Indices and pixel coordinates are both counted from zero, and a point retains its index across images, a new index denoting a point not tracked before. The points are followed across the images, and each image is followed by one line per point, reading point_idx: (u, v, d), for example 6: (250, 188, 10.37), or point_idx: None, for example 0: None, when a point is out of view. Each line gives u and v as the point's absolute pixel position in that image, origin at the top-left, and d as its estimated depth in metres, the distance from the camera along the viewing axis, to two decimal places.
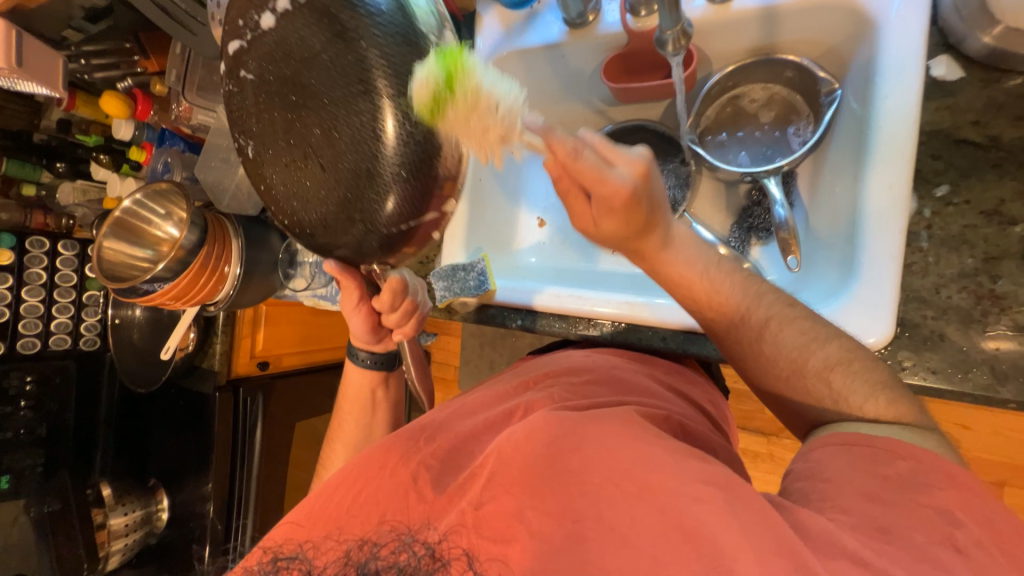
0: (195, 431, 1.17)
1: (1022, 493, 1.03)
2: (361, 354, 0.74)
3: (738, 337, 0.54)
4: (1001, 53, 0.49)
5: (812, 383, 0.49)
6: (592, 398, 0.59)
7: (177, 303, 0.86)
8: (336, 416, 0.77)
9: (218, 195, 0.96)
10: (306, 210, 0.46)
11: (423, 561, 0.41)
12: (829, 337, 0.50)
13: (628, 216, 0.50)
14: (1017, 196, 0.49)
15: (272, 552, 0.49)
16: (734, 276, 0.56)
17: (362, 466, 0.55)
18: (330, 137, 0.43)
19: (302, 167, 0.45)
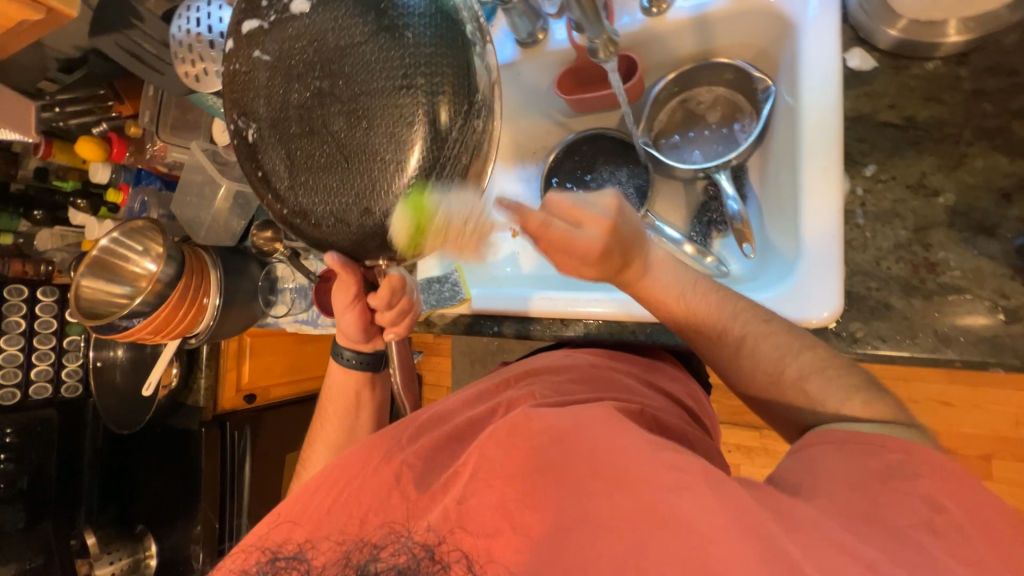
0: (183, 471, 1.15)
1: (1013, 467, 1.02)
2: (346, 353, 0.74)
3: (719, 349, 0.56)
4: (907, 43, 0.54)
5: (790, 392, 0.50)
6: (572, 394, 0.60)
7: (157, 336, 0.86)
8: (318, 412, 0.77)
9: (194, 228, 0.97)
10: (322, 200, 0.46)
11: (423, 563, 0.39)
12: (802, 345, 0.52)
13: (604, 263, 0.54)
14: (937, 169, 0.53)
15: (256, 552, 0.49)
16: (711, 293, 0.57)
17: (345, 464, 0.55)
18: (352, 126, 0.44)
19: (322, 156, 0.45)
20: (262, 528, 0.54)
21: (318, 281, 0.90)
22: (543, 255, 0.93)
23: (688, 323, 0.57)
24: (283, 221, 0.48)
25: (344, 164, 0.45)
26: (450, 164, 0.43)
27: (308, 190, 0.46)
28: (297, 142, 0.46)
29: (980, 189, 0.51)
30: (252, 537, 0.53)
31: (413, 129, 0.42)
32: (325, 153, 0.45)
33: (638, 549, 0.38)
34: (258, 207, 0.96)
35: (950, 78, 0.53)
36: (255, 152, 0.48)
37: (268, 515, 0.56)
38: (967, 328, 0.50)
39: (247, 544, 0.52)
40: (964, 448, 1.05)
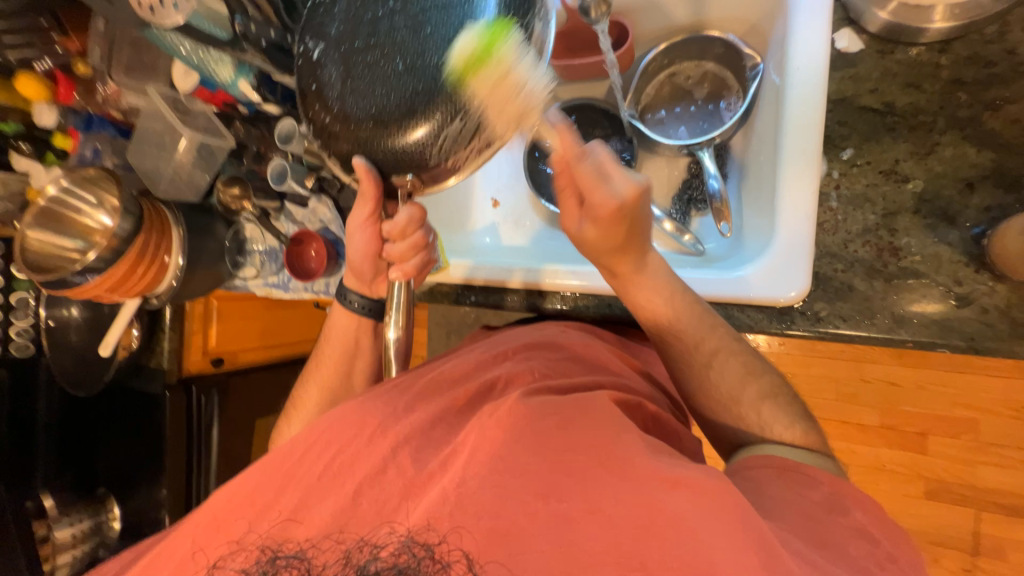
0: (147, 435, 1.12)
1: (945, 441, 1.11)
2: (351, 298, 0.72)
3: (690, 362, 0.59)
4: (895, 26, 0.53)
5: (745, 411, 0.56)
6: (568, 374, 0.62)
7: (114, 294, 0.82)
8: (317, 351, 0.76)
9: (154, 180, 0.90)
10: (368, 106, 0.43)
11: (424, 564, 0.43)
12: (759, 372, 0.58)
13: (610, 227, 0.56)
14: (910, 155, 0.54)
15: (256, 552, 0.48)
16: (696, 306, 0.60)
17: (338, 426, 0.54)
18: (415, 36, 0.42)
19: (376, 61, 0.43)
20: (245, 482, 0.53)
21: (289, 243, 0.88)
22: (523, 228, 0.92)
23: (671, 329, 0.60)
24: (323, 132, 0.45)
25: (399, 68, 0.42)
26: (496, 78, 0.41)
27: (357, 97, 0.43)
28: (354, 48, 0.44)
29: (946, 178, 0.53)
30: (238, 486, 0.53)
31: (474, 41, 0.41)
32: (380, 61, 0.43)
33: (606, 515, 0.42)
34: (223, 161, 0.90)
35: (930, 66, 0.54)
36: (306, 71, 0.46)
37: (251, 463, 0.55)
38: (920, 311, 0.53)
39: (244, 540, 0.50)
40: (905, 425, 1.12)
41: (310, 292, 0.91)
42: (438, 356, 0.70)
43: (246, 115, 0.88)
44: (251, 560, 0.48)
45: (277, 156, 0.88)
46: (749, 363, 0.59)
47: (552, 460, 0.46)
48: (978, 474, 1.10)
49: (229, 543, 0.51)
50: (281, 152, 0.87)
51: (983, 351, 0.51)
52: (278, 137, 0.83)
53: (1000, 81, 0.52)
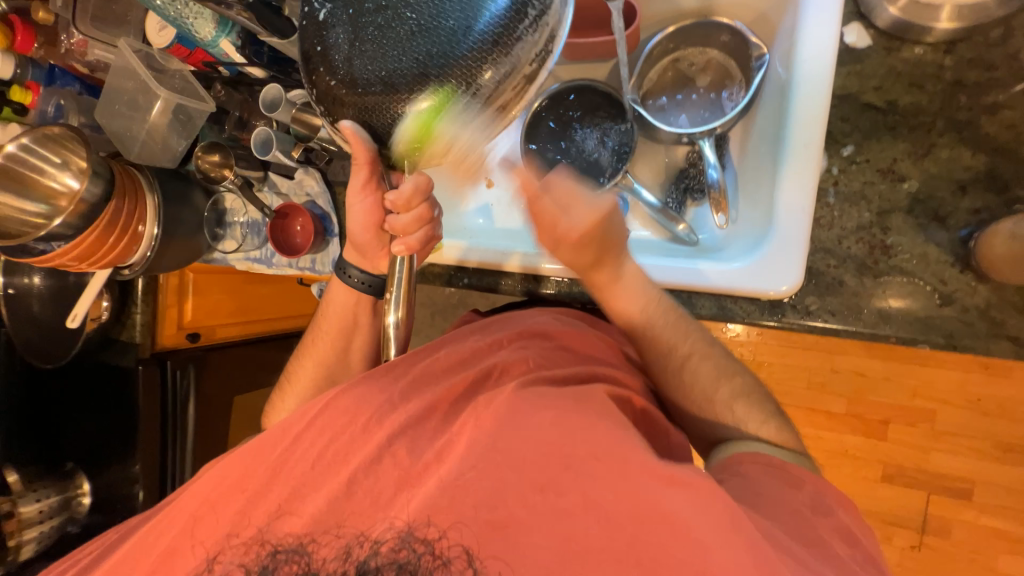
0: (118, 410, 1.07)
1: (906, 430, 1.16)
2: (351, 273, 0.69)
3: (666, 367, 0.61)
4: (903, 23, 0.54)
5: (720, 411, 0.59)
6: (559, 364, 0.62)
7: (82, 264, 0.77)
8: (313, 329, 0.75)
9: (126, 144, 0.84)
10: (376, 72, 0.40)
11: (423, 559, 0.47)
12: (731, 375, 0.61)
13: (579, 252, 0.57)
14: (907, 155, 0.55)
15: (257, 545, 0.52)
16: (672, 315, 0.61)
17: (333, 416, 0.57)
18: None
19: (387, 24, 0.40)
20: (239, 466, 0.56)
21: (273, 216, 0.84)
22: (519, 208, 0.90)
23: (645, 333, 0.61)
24: (328, 100, 0.43)
25: (412, 32, 0.39)
26: (511, 59, 0.40)
27: (365, 62, 0.40)
28: (364, 8, 0.41)
29: (941, 179, 0.54)
30: (231, 470, 0.56)
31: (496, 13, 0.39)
32: (392, 24, 0.40)
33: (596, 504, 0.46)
34: (202, 126, 0.85)
35: (934, 66, 0.54)
36: (309, 33, 0.43)
37: (244, 445, 0.58)
38: (904, 308, 0.54)
39: (245, 533, 0.53)
40: (871, 414, 1.18)
41: (294, 268, 0.88)
42: (435, 339, 0.70)
43: (226, 76, 0.83)
44: (251, 552, 0.52)
45: (261, 124, 0.83)
46: (721, 365, 0.62)
47: (548, 452, 0.49)
48: (934, 461, 1.16)
49: (231, 535, 0.53)
50: (265, 121, 0.83)
51: (962, 348, 0.53)
52: (261, 104, 0.77)
53: (999, 85, 0.53)
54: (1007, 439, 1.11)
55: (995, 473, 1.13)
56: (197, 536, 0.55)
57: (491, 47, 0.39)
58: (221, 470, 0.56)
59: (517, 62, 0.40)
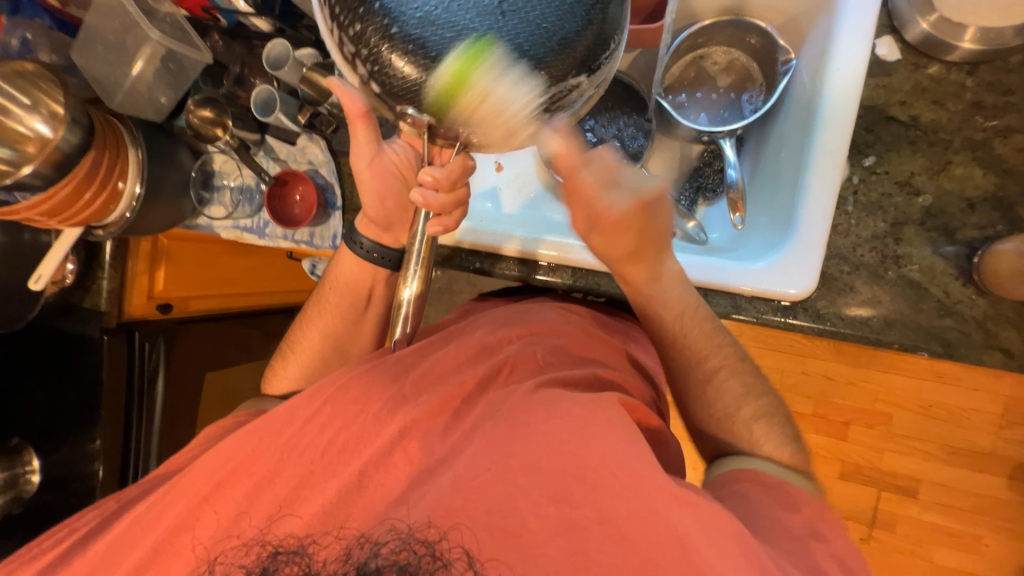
0: (75, 383, 0.98)
1: (865, 431, 1.24)
2: (361, 241, 0.67)
3: (692, 374, 0.63)
4: (932, 40, 0.55)
5: (738, 427, 0.59)
6: (569, 366, 0.62)
7: (50, 220, 0.69)
8: (319, 298, 0.72)
9: (107, 91, 0.76)
10: (448, 42, 0.36)
11: (423, 560, 0.43)
12: (755, 394, 0.61)
13: (617, 237, 0.58)
14: (924, 170, 0.57)
15: (257, 547, 0.47)
16: (704, 325, 0.62)
17: (341, 402, 0.55)
18: None
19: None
20: (242, 450, 0.53)
21: (272, 183, 0.79)
22: (525, 195, 0.88)
23: (677, 339, 0.62)
24: (367, 37, 0.36)
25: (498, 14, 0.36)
26: (570, 86, 0.39)
27: (438, 25, 0.36)
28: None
29: (952, 196, 0.57)
30: (234, 451, 0.53)
31: (582, 28, 0.37)
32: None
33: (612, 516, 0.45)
34: (195, 78, 0.78)
35: (956, 85, 0.57)
36: None
37: (247, 427, 0.55)
38: (908, 317, 0.57)
39: (245, 534, 0.49)
40: (838, 415, 1.24)
41: (289, 241, 0.82)
42: (442, 337, 0.68)
43: (224, 25, 0.77)
44: (251, 554, 0.47)
45: (261, 83, 0.78)
46: (752, 384, 0.62)
47: (574, 447, 0.48)
48: (887, 461, 1.24)
49: (230, 535, 0.49)
50: (268, 80, 0.78)
51: (958, 357, 0.56)
52: (266, 61, 0.73)
53: (1012, 109, 0.56)
54: (952, 442, 1.20)
55: (940, 474, 1.22)
56: (193, 527, 0.51)
57: (567, 65, 0.38)
58: (222, 454, 0.53)
59: (564, 95, 0.39)
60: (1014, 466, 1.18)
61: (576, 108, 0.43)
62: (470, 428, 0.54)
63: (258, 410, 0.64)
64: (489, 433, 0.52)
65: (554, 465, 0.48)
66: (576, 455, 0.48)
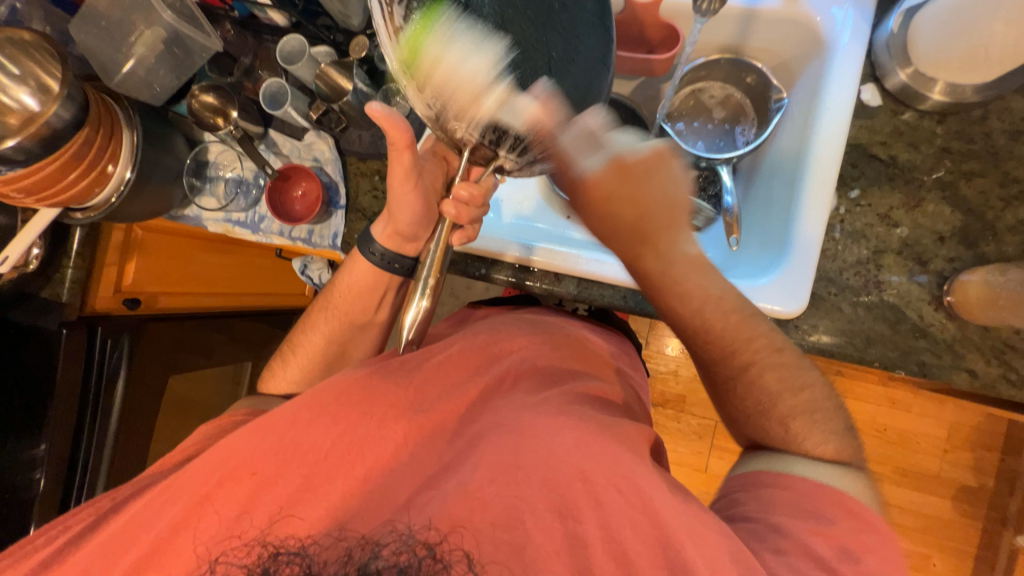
0: (23, 380, 0.89)
1: None
2: (373, 247, 0.67)
3: (724, 372, 0.62)
4: (909, 90, 0.63)
5: (773, 425, 0.58)
6: (572, 375, 0.63)
7: (28, 199, 0.64)
8: (323, 302, 0.71)
9: (107, 69, 0.72)
10: (510, 81, 0.42)
11: (424, 562, 0.40)
12: (803, 384, 0.59)
13: (618, 211, 0.57)
14: (901, 205, 0.63)
15: (257, 546, 0.45)
16: (737, 312, 0.60)
17: (345, 401, 0.53)
18: (563, 62, 0.44)
19: (525, 52, 0.41)
20: (241, 448, 0.50)
21: (275, 177, 0.77)
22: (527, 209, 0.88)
23: (707, 331, 0.60)
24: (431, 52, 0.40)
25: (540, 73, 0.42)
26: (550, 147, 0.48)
27: (505, 63, 0.41)
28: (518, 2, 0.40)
29: (926, 229, 0.63)
30: (229, 451, 0.50)
31: (594, 96, 0.48)
32: (532, 47, 0.42)
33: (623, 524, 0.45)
34: (201, 65, 0.76)
35: (927, 132, 0.64)
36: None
37: (246, 427, 0.52)
38: (890, 338, 0.62)
39: (248, 534, 0.46)
40: None
41: (285, 238, 0.79)
42: (452, 338, 0.66)
43: (236, 16, 0.76)
44: (253, 554, 0.44)
45: (271, 76, 0.77)
46: (789, 378, 0.60)
47: (588, 453, 0.49)
48: None
49: (231, 536, 0.46)
50: (276, 74, 0.77)
51: (930, 375, 0.61)
52: (279, 55, 0.72)
53: (974, 156, 0.63)
54: (905, 464, 1.27)
55: (899, 496, 1.28)
56: (192, 528, 0.48)
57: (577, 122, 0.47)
58: (218, 452, 0.50)
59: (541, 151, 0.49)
60: (958, 488, 1.26)
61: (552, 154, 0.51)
62: (479, 433, 0.54)
63: (257, 409, 0.63)
64: (496, 438, 0.51)
65: (566, 467, 0.48)
66: (585, 459, 0.48)
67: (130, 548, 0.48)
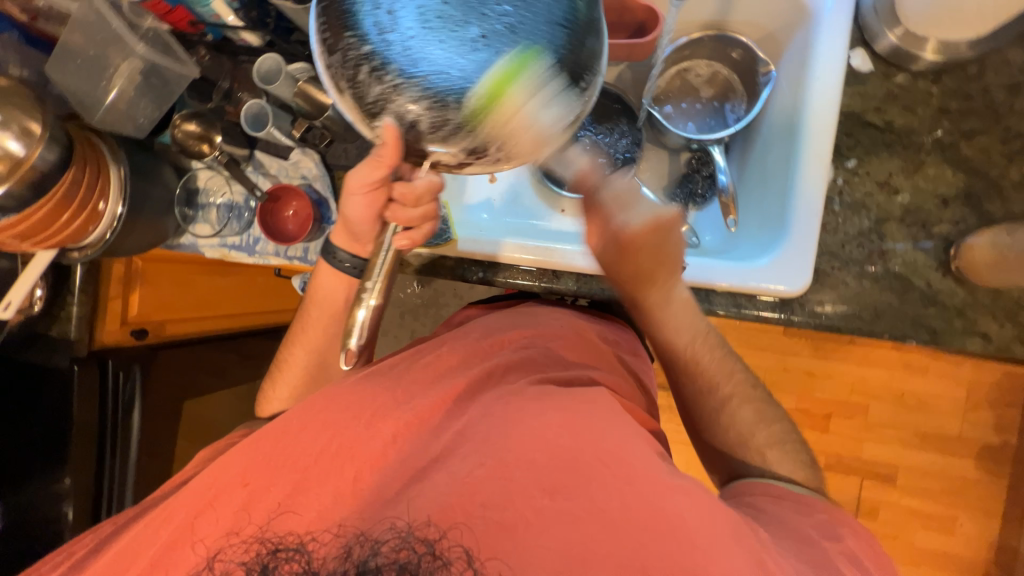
0: (43, 416, 0.90)
1: (845, 422, 1.28)
2: (341, 257, 0.66)
3: (703, 404, 0.61)
4: (900, 52, 0.61)
5: (752, 456, 0.57)
6: (579, 364, 0.60)
7: (23, 243, 0.65)
8: (301, 317, 0.71)
9: (89, 106, 0.73)
10: (422, 53, 0.34)
11: (423, 559, 0.42)
12: (773, 418, 0.60)
13: (633, 255, 0.59)
14: (901, 171, 0.62)
15: (257, 544, 0.46)
16: (716, 350, 0.62)
17: (340, 406, 0.53)
18: (494, 25, 0.34)
19: (436, 30, 0.33)
20: (238, 459, 0.51)
21: (265, 199, 0.76)
22: (520, 206, 0.87)
23: (687, 365, 0.62)
24: (347, 66, 0.36)
25: (464, 50, 0.34)
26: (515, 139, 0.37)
27: (418, 40, 0.34)
28: None
29: (927, 194, 0.61)
30: (236, 464, 0.50)
31: (555, 59, 0.35)
32: (450, 22, 0.34)
33: (634, 515, 0.43)
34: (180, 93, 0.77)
35: (923, 93, 0.62)
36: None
37: (243, 442, 0.52)
38: (895, 308, 0.61)
39: (246, 530, 0.47)
40: (815, 409, 1.28)
41: (282, 258, 0.81)
42: (429, 340, 0.66)
43: (211, 40, 0.75)
44: (252, 551, 0.46)
45: (251, 97, 0.77)
46: (762, 411, 0.60)
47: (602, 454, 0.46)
48: (867, 450, 1.28)
49: (231, 533, 0.48)
50: (256, 94, 0.77)
51: (941, 342, 0.60)
52: (256, 76, 0.71)
53: (973, 114, 0.61)
54: (924, 428, 1.26)
55: (919, 460, 1.26)
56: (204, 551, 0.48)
57: (535, 93, 0.35)
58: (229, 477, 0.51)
59: (509, 146, 0.38)
60: (980, 447, 1.24)
61: (526, 149, 0.39)
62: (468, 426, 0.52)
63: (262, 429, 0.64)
64: None
65: (556, 453, 0.46)
66: (576, 444, 0.46)
67: (134, 569, 0.49)
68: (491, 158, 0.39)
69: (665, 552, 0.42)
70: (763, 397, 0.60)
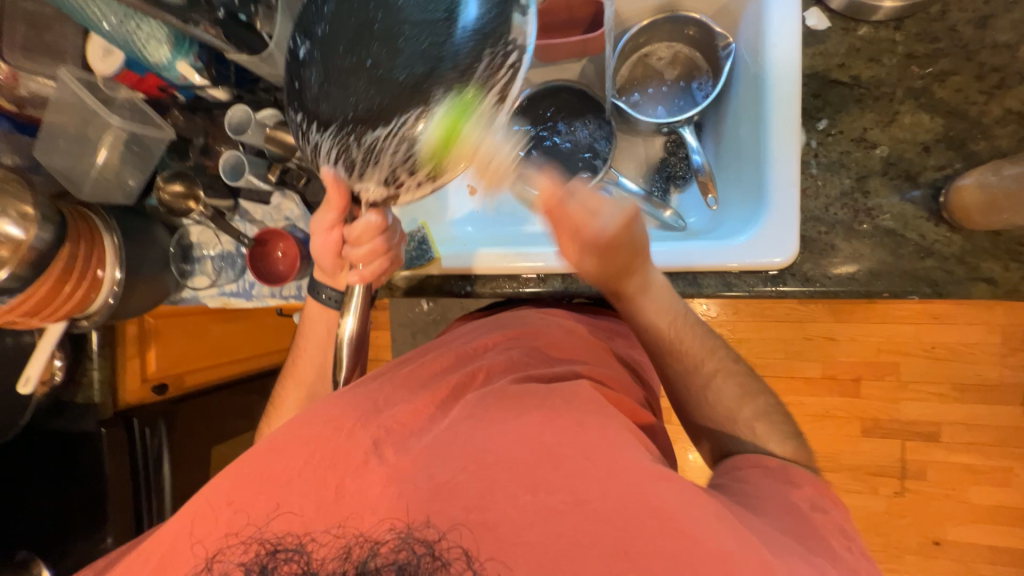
0: (79, 479, 0.94)
1: (877, 385, 1.23)
2: (323, 292, 0.67)
3: (690, 383, 0.60)
4: (856, 5, 0.59)
5: (740, 429, 0.56)
6: (566, 360, 0.60)
7: (33, 318, 0.68)
8: (295, 352, 0.72)
9: (76, 182, 0.76)
10: (334, 105, 0.36)
11: (423, 560, 0.43)
12: (758, 391, 0.59)
13: (607, 258, 0.54)
14: (875, 124, 0.60)
15: (256, 544, 0.47)
16: (697, 328, 0.61)
17: (317, 422, 0.51)
18: (387, 54, 0.34)
19: (342, 80, 0.36)
20: (227, 480, 0.50)
21: (252, 245, 0.79)
22: (503, 213, 0.87)
23: (672, 347, 0.60)
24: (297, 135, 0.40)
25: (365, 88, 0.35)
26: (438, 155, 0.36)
27: (329, 94, 0.36)
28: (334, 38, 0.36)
29: (907, 143, 0.59)
30: (217, 492, 0.50)
31: (450, 63, 0.33)
32: (352, 67, 0.35)
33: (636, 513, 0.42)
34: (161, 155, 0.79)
35: (887, 42, 0.60)
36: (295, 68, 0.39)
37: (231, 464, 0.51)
38: (890, 265, 0.59)
39: (243, 531, 0.48)
40: (841, 374, 1.24)
41: (278, 298, 0.83)
42: (408, 353, 0.65)
43: (182, 100, 0.79)
44: (251, 551, 0.47)
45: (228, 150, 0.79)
46: (748, 384, 0.59)
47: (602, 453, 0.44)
48: (904, 409, 1.23)
49: (228, 535, 0.48)
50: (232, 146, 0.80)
51: (946, 292, 0.57)
52: (228, 127, 0.74)
53: (943, 54, 0.59)
54: (961, 380, 1.20)
55: (960, 413, 1.21)
56: None
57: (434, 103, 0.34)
58: None
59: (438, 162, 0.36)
60: None
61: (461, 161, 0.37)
62: None
63: None
64: None
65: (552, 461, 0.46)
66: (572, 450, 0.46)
67: None
68: (431, 178, 0.37)
69: (673, 547, 0.41)
70: (747, 370, 0.59)
